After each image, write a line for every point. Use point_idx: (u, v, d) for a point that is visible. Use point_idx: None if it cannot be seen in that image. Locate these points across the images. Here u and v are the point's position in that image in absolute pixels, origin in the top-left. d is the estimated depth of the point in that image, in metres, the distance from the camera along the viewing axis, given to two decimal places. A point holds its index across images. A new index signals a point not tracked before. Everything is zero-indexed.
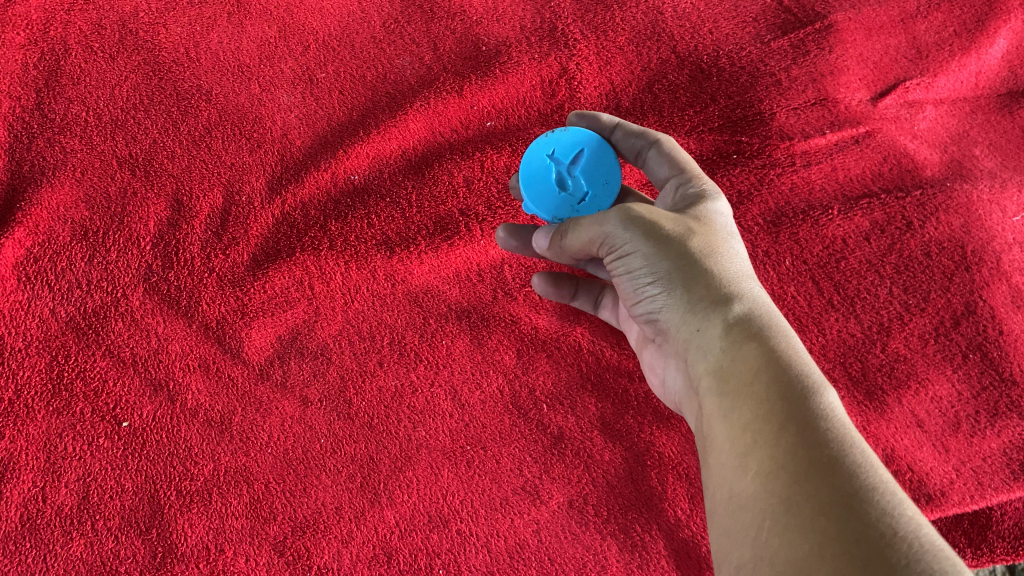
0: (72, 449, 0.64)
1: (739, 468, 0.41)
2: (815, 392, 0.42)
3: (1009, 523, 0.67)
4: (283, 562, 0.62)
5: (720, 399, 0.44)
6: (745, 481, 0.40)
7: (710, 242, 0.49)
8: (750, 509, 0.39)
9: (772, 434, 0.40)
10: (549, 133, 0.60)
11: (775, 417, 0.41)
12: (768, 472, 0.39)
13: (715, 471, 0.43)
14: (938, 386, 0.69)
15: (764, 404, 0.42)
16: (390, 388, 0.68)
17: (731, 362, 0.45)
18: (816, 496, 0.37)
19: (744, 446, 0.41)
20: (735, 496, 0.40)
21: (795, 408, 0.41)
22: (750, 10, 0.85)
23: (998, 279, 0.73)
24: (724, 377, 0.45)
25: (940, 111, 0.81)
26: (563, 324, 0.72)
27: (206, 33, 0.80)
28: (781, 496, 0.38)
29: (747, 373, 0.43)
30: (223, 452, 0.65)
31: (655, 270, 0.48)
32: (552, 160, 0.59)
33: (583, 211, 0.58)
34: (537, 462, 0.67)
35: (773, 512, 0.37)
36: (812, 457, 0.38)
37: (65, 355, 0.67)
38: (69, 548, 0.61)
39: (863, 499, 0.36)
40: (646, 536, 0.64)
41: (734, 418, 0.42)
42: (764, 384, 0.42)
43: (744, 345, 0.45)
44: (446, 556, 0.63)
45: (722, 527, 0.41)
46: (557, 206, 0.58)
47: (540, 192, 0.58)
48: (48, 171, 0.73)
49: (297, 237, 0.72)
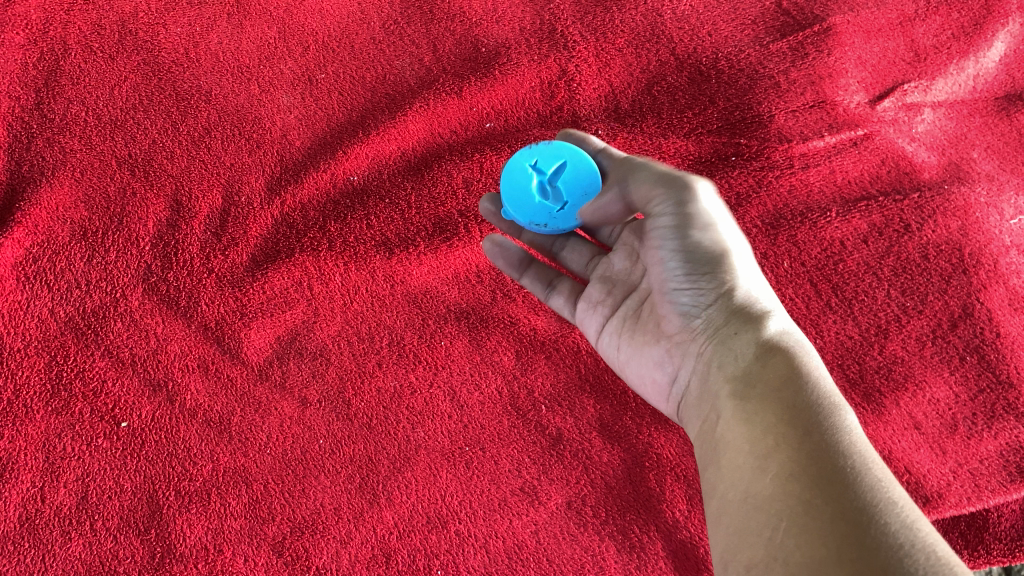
0: (71, 449, 0.64)
1: (758, 469, 0.41)
2: (839, 406, 0.43)
3: (1006, 525, 0.67)
4: (282, 562, 0.62)
5: (743, 401, 0.45)
6: (764, 482, 0.40)
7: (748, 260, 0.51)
8: (767, 511, 0.39)
9: (796, 440, 0.41)
10: (534, 145, 0.62)
11: (799, 424, 0.42)
12: (789, 474, 0.40)
13: (727, 472, 0.44)
14: (936, 388, 0.69)
15: (790, 410, 0.43)
16: (389, 389, 0.68)
17: (760, 368, 0.46)
18: (838, 502, 0.37)
19: (764, 448, 0.42)
20: (750, 496, 0.41)
21: (820, 419, 0.42)
22: (749, 12, 0.86)
23: (996, 282, 0.73)
24: (751, 383, 0.46)
25: (938, 114, 0.82)
26: (562, 326, 0.72)
27: (206, 33, 0.80)
28: (801, 499, 0.38)
29: (777, 380, 0.45)
30: (222, 452, 0.65)
31: (702, 263, 0.50)
32: (532, 170, 0.61)
33: (560, 219, 0.60)
34: (536, 463, 0.67)
35: (792, 514, 0.38)
36: (835, 466, 0.39)
37: (65, 355, 0.67)
38: (67, 548, 0.61)
39: (885, 509, 0.37)
40: (645, 537, 0.65)
41: (758, 422, 0.43)
42: (793, 391, 0.44)
43: (778, 352, 0.46)
44: (445, 557, 0.63)
45: (730, 528, 0.41)
46: (535, 213, 0.60)
47: (519, 201, 0.61)
48: (48, 171, 0.73)
49: (297, 238, 0.72)
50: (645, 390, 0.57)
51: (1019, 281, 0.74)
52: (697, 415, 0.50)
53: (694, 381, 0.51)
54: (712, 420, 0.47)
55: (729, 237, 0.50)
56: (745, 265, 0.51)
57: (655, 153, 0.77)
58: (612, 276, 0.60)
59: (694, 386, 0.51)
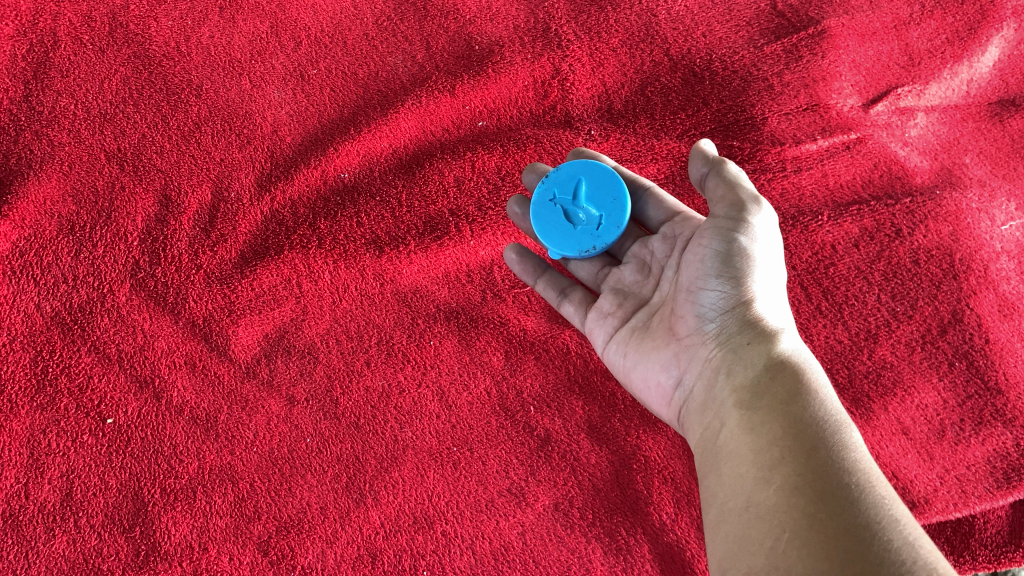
0: (55, 446, 0.64)
1: (761, 480, 0.42)
2: (844, 423, 0.43)
3: (992, 532, 0.67)
4: (267, 561, 0.62)
5: (751, 413, 0.46)
6: (766, 493, 0.41)
7: (773, 280, 0.52)
8: (768, 522, 0.40)
9: (801, 453, 0.41)
10: (544, 180, 0.62)
11: (806, 439, 0.42)
12: (793, 488, 0.40)
13: (728, 481, 0.44)
14: (924, 394, 0.69)
15: (798, 424, 0.43)
16: (377, 388, 0.68)
17: (770, 380, 0.47)
18: (842, 518, 0.38)
19: (768, 460, 0.42)
20: (752, 506, 0.41)
21: (828, 435, 0.42)
22: (744, 13, 0.85)
23: (986, 288, 0.73)
24: (758, 395, 0.46)
25: (931, 118, 0.82)
26: (552, 327, 0.71)
27: (197, 27, 0.79)
28: (804, 512, 0.39)
29: (786, 393, 0.45)
30: (208, 451, 0.65)
31: (738, 268, 0.51)
32: (556, 201, 0.61)
33: (604, 233, 0.59)
34: (523, 464, 0.67)
35: (795, 526, 0.38)
36: (840, 481, 0.40)
37: (51, 350, 0.67)
38: (51, 545, 0.61)
39: (889, 526, 0.37)
40: (632, 540, 0.65)
41: (763, 432, 0.44)
42: (802, 404, 0.44)
43: (790, 368, 0.47)
44: (431, 558, 0.63)
45: (730, 537, 0.42)
46: (579, 239, 0.59)
47: (558, 236, 0.60)
48: (36, 165, 0.72)
49: (286, 235, 0.72)
50: (645, 397, 0.58)
51: (1009, 288, 0.74)
52: (698, 422, 0.50)
53: (698, 388, 0.52)
54: (715, 427, 0.48)
55: (766, 253, 0.52)
56: (771, 285, 0.52)
57: (648, 154, 0.77)
58: (622, 288, 0.61)
59: (697, 392, 0.52)
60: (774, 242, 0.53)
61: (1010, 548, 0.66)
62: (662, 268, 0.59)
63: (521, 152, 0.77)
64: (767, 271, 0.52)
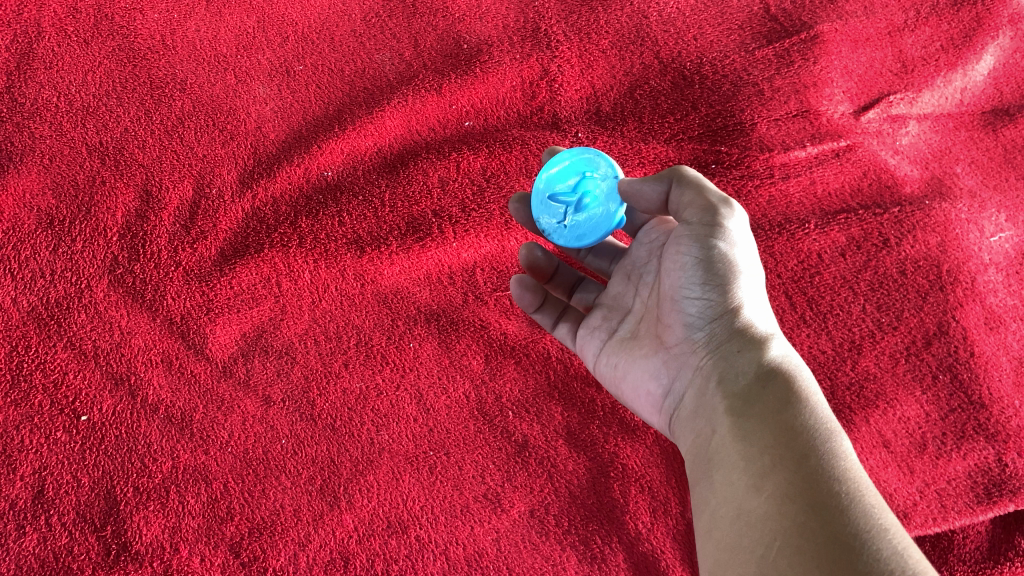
0: (29, 442, 0.63)
1: (752, 488, 0.41)
2: (835, 432, 0.43)
3: (970, 547, 0.66)
4: (238, 563, 0.61)
5: (740, 422, 0.45)
6: (758, 501, 0.40)
7: (754, 283, 0.51)
8: (759, 529, 0.39)
9: (792, 461, 0.41)
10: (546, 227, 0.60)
11: (797, 446, 0.41)
12: (784, 495, 0.39)
13: (720, 487, 0.43)
14: (906, 407, 0.68)
15: (789, 432, 0.42)
16: (354, 390, 0.68)
17: (761, 388, 0.45)
18: (831, 527, 0.37)
19: (760, 467, 0.41)
20: (743, 515, 0.40)
21: (818, 444, 0.42)
22: (736, 17, 0.85)
23: (972, 300, 0.73)
24: (747, 405, 0.45)
25: (923, 127, 0.81)
26: (533, 332, 0.71)
27: (183, 20, 0.79)
28: (796, 519, 0.38)
29: (778, 401, 0.44)
30: (182, 450, 0.64)
31: (721, 275, 0.49)
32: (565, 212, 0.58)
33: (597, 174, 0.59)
34: (500, 470, 0.66)
35: (786, 535, 0.38)
36: (830, 490, 0.39)
37: (26, 346, 0.66)
38: (21, 543, 0.60)
39: (878, 536, 0.37)
40: (606, 549, 0.64)
41: (753, 441, 0.43)
42: (792, 412, 0.43)
43: (781, 375, 0.46)
44: (404, 563, 0.62)
45: (722, 544, 0.41)
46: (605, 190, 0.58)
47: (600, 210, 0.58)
48: (16, 157, 0.71)
49: (266, 234, 0.71)
50: (636, 404, 0.57)
51: (996, 300, 0.74)
52: (689, 429, 0.49)
53: (688, 396, 0.51)
54: (707, 434, 0.47)
55: (747, 259, 0.51)
56: (755, 290, 0.51)
57: (635, 158, 0.76)
58: (610, 301, 0.61)
59: (687, 400, 0.51)
60: (751, 247, 0.51)
61: (988, 564, 0.65)
62: (642, 274, 0.58)
63: (507, 152, 0.76)
64: (749, 278, 0.50)
